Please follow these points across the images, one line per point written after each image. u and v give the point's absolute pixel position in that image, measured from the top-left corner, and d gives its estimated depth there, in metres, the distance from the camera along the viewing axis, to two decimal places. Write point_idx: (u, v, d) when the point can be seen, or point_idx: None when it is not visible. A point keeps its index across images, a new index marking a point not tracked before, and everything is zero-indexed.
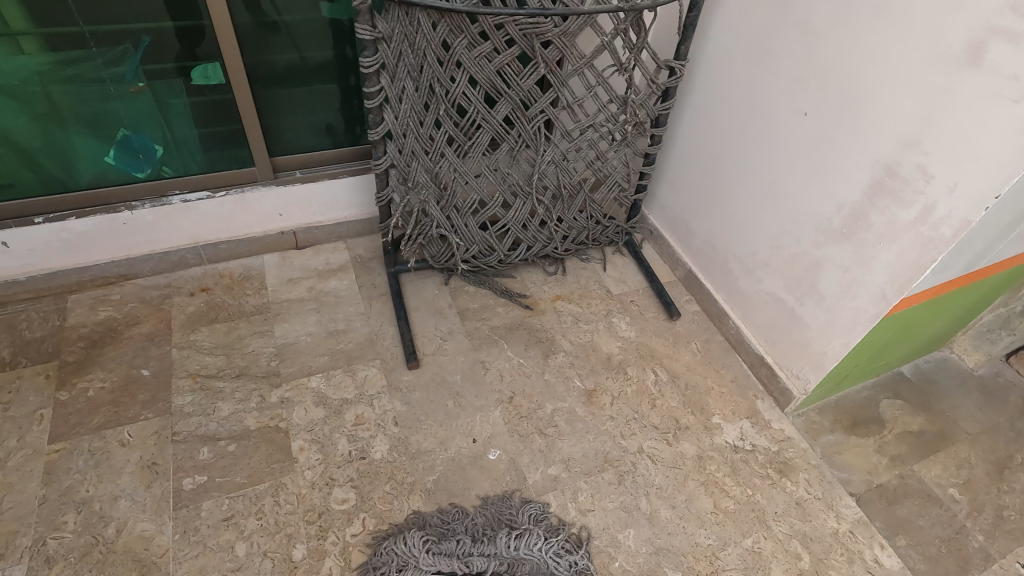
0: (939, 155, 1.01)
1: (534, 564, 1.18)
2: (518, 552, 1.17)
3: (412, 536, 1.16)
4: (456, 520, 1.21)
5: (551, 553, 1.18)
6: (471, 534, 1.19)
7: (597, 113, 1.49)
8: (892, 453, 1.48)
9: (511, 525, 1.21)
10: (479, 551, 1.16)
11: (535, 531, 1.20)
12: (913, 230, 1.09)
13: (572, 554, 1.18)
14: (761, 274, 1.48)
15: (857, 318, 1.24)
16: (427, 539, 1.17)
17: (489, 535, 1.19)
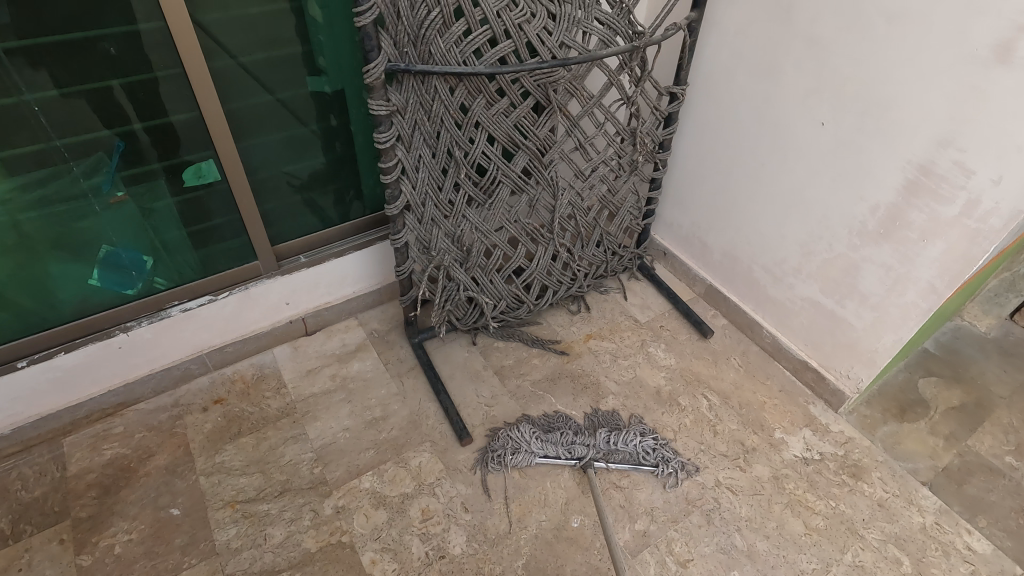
0: (978, 151, 1.03)
1: (628, 458, 1.35)
2: (616, 448, 1.35)
3: (524, 428, 1.36)
4: (564, 423, 1.41)
5: (642, 448, 1.35)
6: (575, 429, 1.38)
7: (606, 148, 1.46)
8: (945, 432, 1.51)
9: (611, 426, 1.39)
10: (581, 442, 1.34)
11: (634, 432, 1.37)
12: (958, 224, 1.10)
13: (660, 446, 1.36)
14: (793, 280, 1.48)
15: (908, 314, 1.25)
16: (536, 431, 1.36)
17: (591, 431, 1.38)
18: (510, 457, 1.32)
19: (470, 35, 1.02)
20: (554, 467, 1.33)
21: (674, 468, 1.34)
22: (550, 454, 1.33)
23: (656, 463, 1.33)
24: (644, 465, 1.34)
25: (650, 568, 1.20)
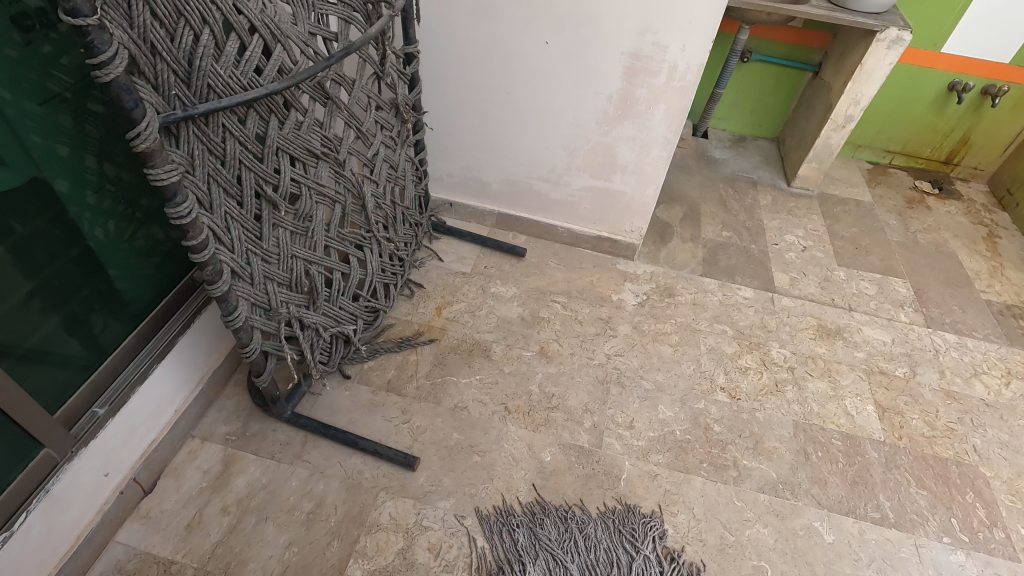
0: (664, 30, 1.37)
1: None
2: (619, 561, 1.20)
3: (524, 548, 1.20)
4: (568, 534, 1.23)
5: None
6: (583, 545, 1.22)
7: (378, 127, 1.41)
8: (689, 236, 2.06)
9: (621, 551, 1.22)
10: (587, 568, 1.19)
11: (651, 560, 1.21)
12: (668, 88, 1.47)
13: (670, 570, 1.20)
14: (567, 177, 1.75)
15: (658, 164, 1.64)
16: (536, 540, 1.21)
17: (597, 552, 1.21)
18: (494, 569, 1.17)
19: (245, 52, 0.86)
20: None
21: None
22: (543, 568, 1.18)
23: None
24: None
25: (616, 445, 1.40)
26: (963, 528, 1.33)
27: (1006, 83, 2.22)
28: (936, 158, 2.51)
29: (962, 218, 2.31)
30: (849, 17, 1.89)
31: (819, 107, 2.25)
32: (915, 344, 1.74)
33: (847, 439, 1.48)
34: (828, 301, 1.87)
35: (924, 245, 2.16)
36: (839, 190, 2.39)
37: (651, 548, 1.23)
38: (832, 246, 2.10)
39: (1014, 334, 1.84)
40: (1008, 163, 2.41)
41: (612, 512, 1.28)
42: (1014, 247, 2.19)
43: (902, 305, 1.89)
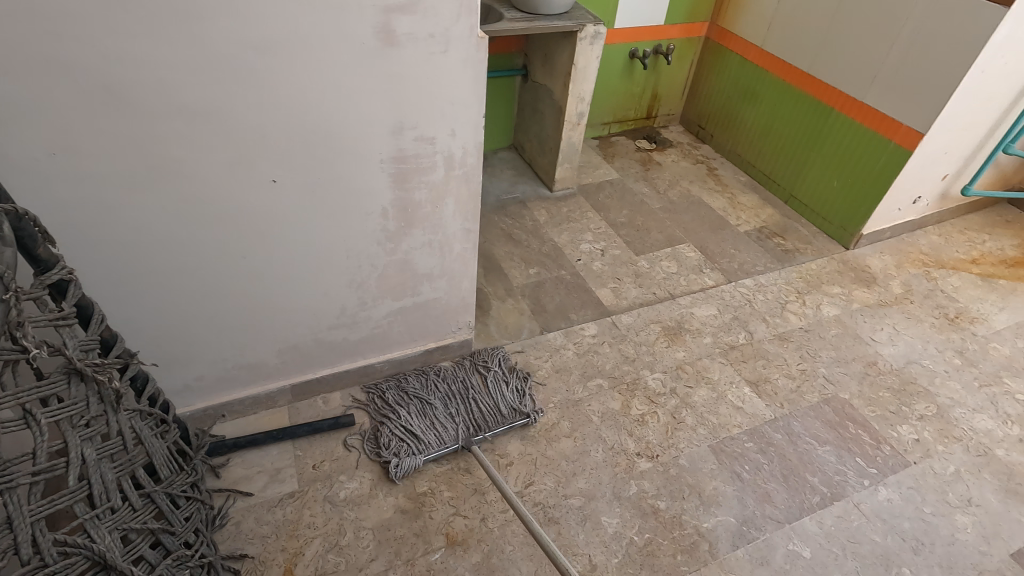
0: (426, 120, 1.06)
1: (504, 412, 1.46)
2: (480, 395, 1.49)
3: (402, 388, 1.48)
4: (432, 388, 1.49)
5: (508, 399, 1.49)
6: (449, 394, 1.48)
7: (67, 427, 0.82)
8: (503, 292, 1.87)
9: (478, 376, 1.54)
10: (453, 403, 1.47)
11: (498, 373, 1.56)
12: (451, 179, 1.18)
13: (525, 397, 1.51)
14: (366, 311, 1.36)
15: (465, 256, 1.36)
16: (410, 392, 1.47)
17: (463, 393, 1.49)
18: (389, 411, 1.43)
19: None
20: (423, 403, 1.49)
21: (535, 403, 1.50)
22: (421, 411, 1.43)
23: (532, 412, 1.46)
24: (515, 419, 1.45)
25: None
26: (868, 463, 1.45)
27: (668, 41, 2.49)
28: (641, 117, 2.75)
29: (685, 163, 2.59)
30: (549, 25, 1.83)
31: (547, 110, 2.21)
32: (734, 305, 1.86)
33: (753, 435, 1.49)
34: (652, 296, 1.88)
35: (679, 202, 2.34)
36: (591, 177, 2.44)
37: (495, 366, 1.58)
38: (621, 238, 2.13)
39: (778, 253, 2.11)
40: (690, 102, 2.76)
41: (466, 357, 1.60)
42: (730, 173, 2.53)
43: (702, 270, 2.01)
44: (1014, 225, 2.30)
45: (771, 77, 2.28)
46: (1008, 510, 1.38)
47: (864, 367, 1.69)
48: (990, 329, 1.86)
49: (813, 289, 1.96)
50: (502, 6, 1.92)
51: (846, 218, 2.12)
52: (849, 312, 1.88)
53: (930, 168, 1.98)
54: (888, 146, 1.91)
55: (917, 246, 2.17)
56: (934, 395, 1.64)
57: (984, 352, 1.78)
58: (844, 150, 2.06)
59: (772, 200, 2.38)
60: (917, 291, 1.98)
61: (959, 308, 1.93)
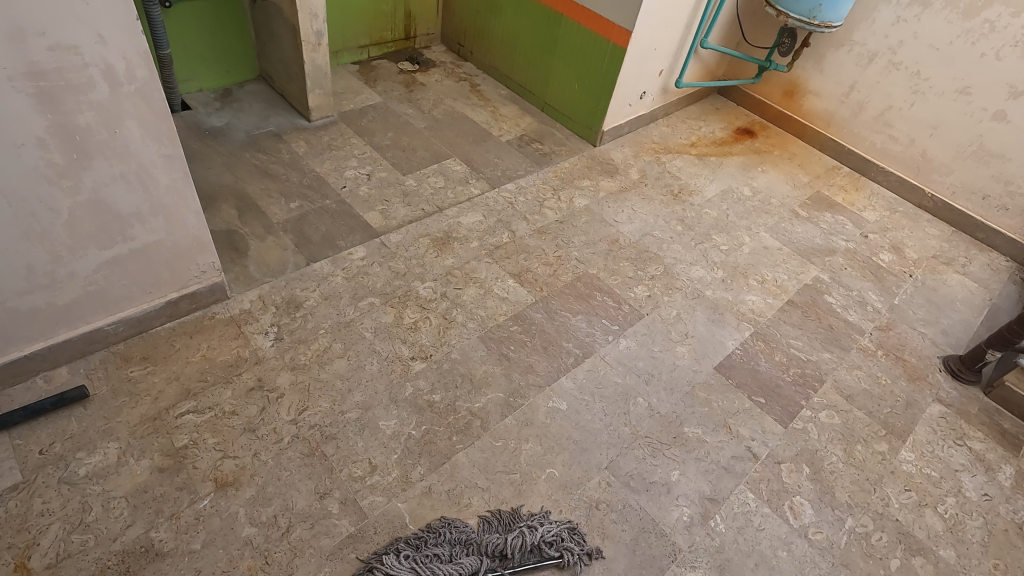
0: (55, 24, 0.90)
1: (539, 552, 1.18)
2: (511, 545, 1.17)
3: (417, 568, 1.10)
4: (454, 556, 1.14)
5: (542, 551, 1.18)
6: (462, 542, 1.17)
7: None
8: (262, 231, 1.75)
9: (501, 533, 1.19)
10: (474, 556, 1.15)
11: (527, 522, 1.21)
12: (122, 96, 1.03)
13: (560, 532, 1.20)
14: (65, 268, 1.17)
15: (178, 188, 1.23)
16: (422, 557, 1.13)
17: (483, 544, 1.16)
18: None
19: None
20: (174, 359, 1.36)
21: (583, 560, 1.19)
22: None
23: (565, 552, 1.18)
24: (545, 560, 1.18)
25: (378, 498, 1.22)
26: (611, 322, 1.69)
27: None
28: (398, 37, 2.67)
29: (447, 81, 2.60)
30: None
31: (282, 31, 2.03)
32: (497, 209, 1.97)
33: (517, 320, 1.64)
34: (420, 212, 1.91)
35: (444, 119, 2.36)
36: (352, 102, 2.34)
37: (534, 541, 1.18)
38: (387, 160, 2.10)
39: (537, 157, 2.27)
40: (446, 20, 2.75)
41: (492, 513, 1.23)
42: (491, 87, 2.61)
43: (467, 181, 2.08)
44: (722, 111, 2.74)
45: None
46: (713, 334, 1.72)
47: (609, 245, 1.93)
48: (703, 198, 2.22)
49: (567, 185, 2.15)
50: None
51: (589, 118, 2.34)
52: (596, 200, 2.11)
53: (646, 64, 2.24)
54: (608, 46, 2.12)
55: (649, 136, 2.48)
56: (662, 257, 1.93)
57: (699, 216, 2.13)
58: (578, 54, 2.24)
59: (530, 109, 2.52)
60: (650, 175, 2.28)
61: (681, 184, 2.27)
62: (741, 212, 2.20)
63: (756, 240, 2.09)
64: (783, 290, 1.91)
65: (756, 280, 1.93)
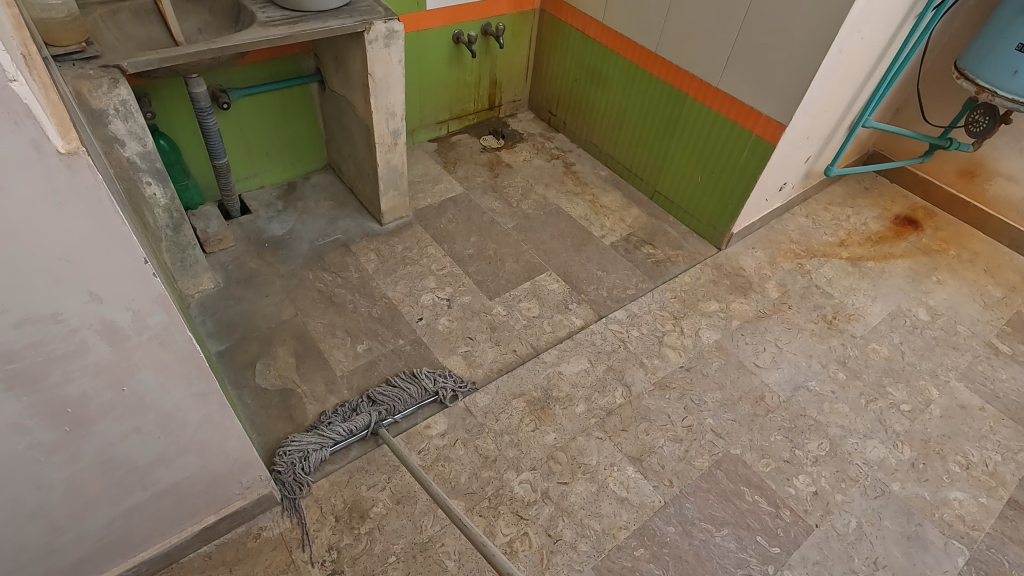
0: (24, 296, 0.59)
1: (417, 394, 1.41)
2: (391, 392, 1.40)
3: (318, 433, 1.30)
4: (348, 417, 1.35)
5: (418, 389, 1.42)
6: (356, 407, 1.37)
7: None
8: (323, 389, 1.43)
9: (387, 389, 1.41)
10: (366, 412, 1.36)
11: (408, 382, 1.43)
12: (132, 350, 0.72)
13: (435, 374, 1.46)
14: (69, 534, 0.88)
15: (214, 420, 0.91)
16: (320, 424, 1.33)
17: (372, 401, 1.38)
18: (307, 466, 1.25)
19: None
20: None
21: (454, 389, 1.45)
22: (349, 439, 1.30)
23: (442, 387, 1.43)
24: (423, 398, 1.41)
25: None
26: (770, 541, 1.26)
27: (496, 19, 2.07)
28: (482, 107, 2.33)
29: (538, 161, 2.23)
30: (317, 28, 1.34)
31: (354, 128, 1.72)
32: (607, 352, 1.58)
33: (643, 537, 1.24)
34: (512, 358, 1.55)
35: (535, 215, 1.99)
36: (430, 196, 2.01)
37: (412, 387, 1.42)
38: (470, 277, 1.75)
39: (649, 268, 1.86)
40: (536, 85, 2.39)
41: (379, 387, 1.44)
42: (589, 168, 2.22)
43: (567, 307, 1.70)
44: (872, 192, 2.22)
45: (616, 56, 1.96)
46: (912, 564, 1.25)
47: (753, 408, 1.49)
48: (866, 326, 1.73)
49: (690, 310, 1.73)
50: (255, 2, 1.40)
51: (715, 215, 1.90)
52: (729, 334, 1.67)
53: (793, 154, 1.78)
54: (750, 138, 1.67)
55: (787, 234, 2.01)
56: (825, 427, 1.47)
57: (864, 356, 1.65)
58: (704, 142, 1.81)
59: (636, 197, 2.11)
60: (793, 292, 1.82)
61: (835, 305, 1.79)
62: (920, 348, 1.69)
63: (947, 394, 1.58)
64: (1000, 483, 1.41)
65: (958, 464, 1.43)
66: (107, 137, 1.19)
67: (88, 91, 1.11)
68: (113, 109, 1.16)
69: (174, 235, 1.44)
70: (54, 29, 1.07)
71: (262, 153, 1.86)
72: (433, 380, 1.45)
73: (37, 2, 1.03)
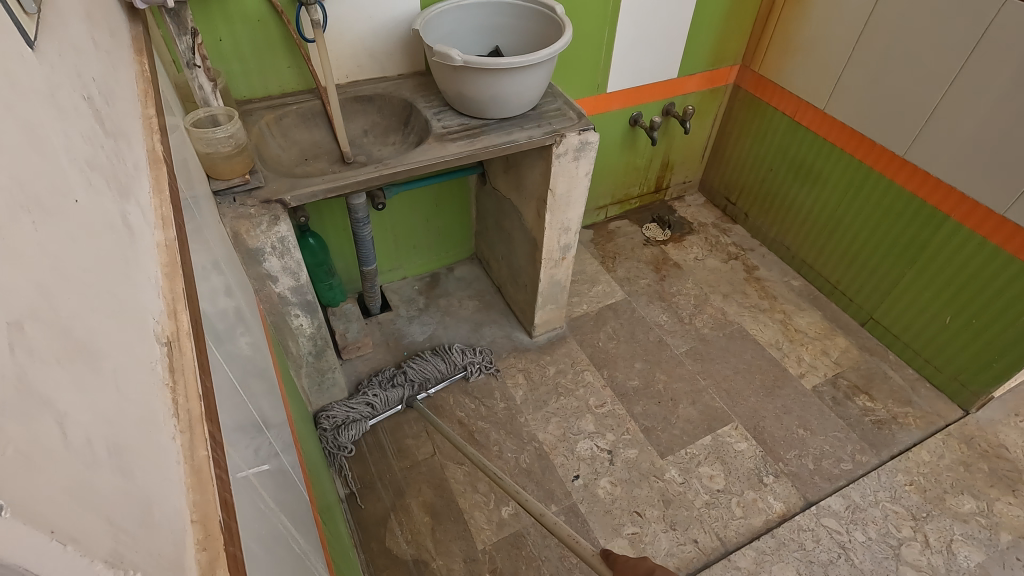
0: None
1: (447, 368, 1.51)
2: (424, 364, 1.50)
3: (357, 403, 1.39)
4: (382, 389, 1.44)
5: (445, 364, 1.51)
6: (389, 379, 1.47)
7: None
8: (461, 567, 1.19)
9: (418, 364, 1.50)
10: (399, 386, 1.46)
11: (438, 359, 1.51)
12: None
13: (464, 351, 1.54)
14: None
15: None
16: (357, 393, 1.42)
17: (405, 376, 1.48)
18: (348, 433, 1.35)
19: None
20: None
21: (477, 361, 1.53)
22: (385, 408, 1.42)
23: (469, 364, 1.52)
24: (454, 372, 1.51)
25: None
26: None
27: (682, 98, 1.77)
28: (648, 191, 2.02)
29: (712, 261, 1.88)
30: (501, 144, 1.11)
31: (516, 234, 1.49)
32: (821, 563, 1.20)
33: None
34: (691, 552, 1.22)
35: (712, 337, 1.65)
36: (586, 302, 1.74)
37: (440, 362, 1.51)
38: (636, 421, 1.44)
39: (868, 430, 1.44)
40: (713, 167, 2.04)
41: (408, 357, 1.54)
42: (777, 276, 1.83)
43: (761, 481, 1.34)
44: None
45: (838, 153, 1.57)
46: None
47: None
48: None
49: (934, 507, 1.29)
50: (430, 106, 1.21)
51: (967, 370, 1.44)
52: (998, 556, 1.22)
53: None
54: None
55: None
56: None
57: None
58: (968, 279, 1.37)
59: (842, 321, 1.70)
60: None
61: None
62: None
63: None
64: None
65: None
66: (260, 275, 1.03)
67: (246, 231, 0.95)
68: (270, 248, 0.99)
69: (315, 363, 1.27)
70: (218, 162, 0.92)
71: (410, 245, 1.69)
72: (459, 358, 1.52)
73: (204, 136, 0.88)
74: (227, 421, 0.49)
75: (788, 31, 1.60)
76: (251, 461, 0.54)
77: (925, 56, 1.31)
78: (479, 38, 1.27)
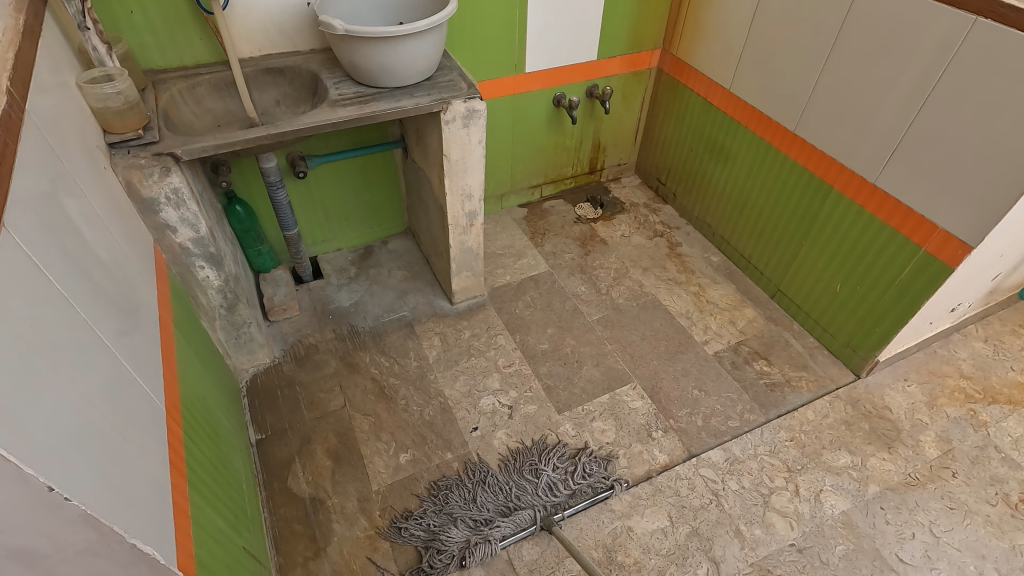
0: None
1: (573, 492, 1.30)
2: (544, 480, 1.31)
3: (474, 520, 1.24)
4: (510, 510, 1.27)
5: (576, 477, 1.32)
6: (503, 496, 1.29)
7: None
8: (354, 505, 1.28)
9: (542, 470, 1.33)
10: (529, 504, 1.28)
11: (552, 470, 1.33)
12: (57, 567, 0.57)
13: (590, 468, 1.34)
14: None
15: None
16: (470, 519, 1.25)
17: (525, 487, 1.30)
18: (478, 555, 1.19)
19: None
20: None
21: (595, 469, 1.33)
22: (515, 532, 1.23)
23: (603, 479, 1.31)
24: (599, 490, 1.30)
25: None
26: None
27: (604, 79, 1.85)
28: (581, 171, 2.11)
29: (637, 237, 1.96)
30: (388, 109, 1.20)
31: (430, 203, 1.58)
32: (692, 508, 1.27)
33: None
34: (574, 497, 1.30)
35: (626, 307, 1.72)
36: (509, 273, 1.82)
37: (558, 465, 1.35)
38: (539, 381, 1.53)
39: (761, 392, 1.51)
40: (645, 149, 2.12)
41: (511, 457, 1.36)
42: (698, 252, 1.90)
43: (649, 436, 1.41)
44: None
45: (743, 130, 1.65)
46: None
47: None
48: None
49: (810, 461, 1.36)
50: (332, 76, 1.30)
51: (856, 335, 1.51)
52: (863, 505, 1.28)
53: (978, 276, 1.35)
54: (915, 255, 1.28)
55: (955, 364, 1.56)
56: None
57: None
58: (850, 247, 1.43)
59: (754, 294, 1.77)
60: (961, 453, 1.37)
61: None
62: None
63: None
64: None
65: None
66: (158, 225, 1.13)
67: (139, 180, 1.05)
68: (164, 198, 1.09)
69: (228, 316, 1.36)
70: (110, 117, 1.02)
71: (340, 217, 1.78)
72: (573, 460, 1.36)
73: (93, 91, 0.98)
74: (17, 294, 0.57)
75: (697, 12, 1.67)
76: (60, 340, 0.63)
77: (805, 33, 1.38)
78: (382, 15, 1.36)
